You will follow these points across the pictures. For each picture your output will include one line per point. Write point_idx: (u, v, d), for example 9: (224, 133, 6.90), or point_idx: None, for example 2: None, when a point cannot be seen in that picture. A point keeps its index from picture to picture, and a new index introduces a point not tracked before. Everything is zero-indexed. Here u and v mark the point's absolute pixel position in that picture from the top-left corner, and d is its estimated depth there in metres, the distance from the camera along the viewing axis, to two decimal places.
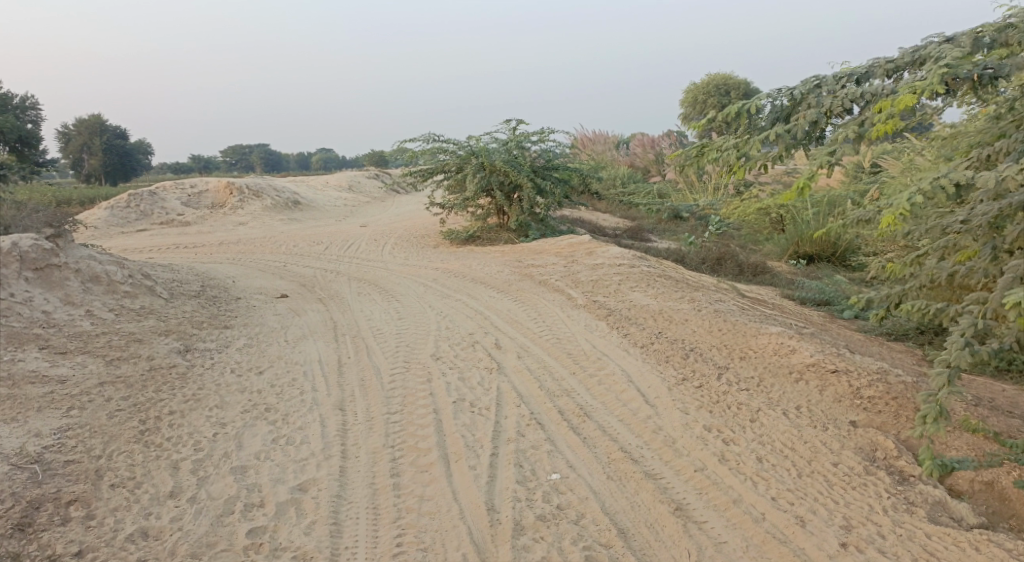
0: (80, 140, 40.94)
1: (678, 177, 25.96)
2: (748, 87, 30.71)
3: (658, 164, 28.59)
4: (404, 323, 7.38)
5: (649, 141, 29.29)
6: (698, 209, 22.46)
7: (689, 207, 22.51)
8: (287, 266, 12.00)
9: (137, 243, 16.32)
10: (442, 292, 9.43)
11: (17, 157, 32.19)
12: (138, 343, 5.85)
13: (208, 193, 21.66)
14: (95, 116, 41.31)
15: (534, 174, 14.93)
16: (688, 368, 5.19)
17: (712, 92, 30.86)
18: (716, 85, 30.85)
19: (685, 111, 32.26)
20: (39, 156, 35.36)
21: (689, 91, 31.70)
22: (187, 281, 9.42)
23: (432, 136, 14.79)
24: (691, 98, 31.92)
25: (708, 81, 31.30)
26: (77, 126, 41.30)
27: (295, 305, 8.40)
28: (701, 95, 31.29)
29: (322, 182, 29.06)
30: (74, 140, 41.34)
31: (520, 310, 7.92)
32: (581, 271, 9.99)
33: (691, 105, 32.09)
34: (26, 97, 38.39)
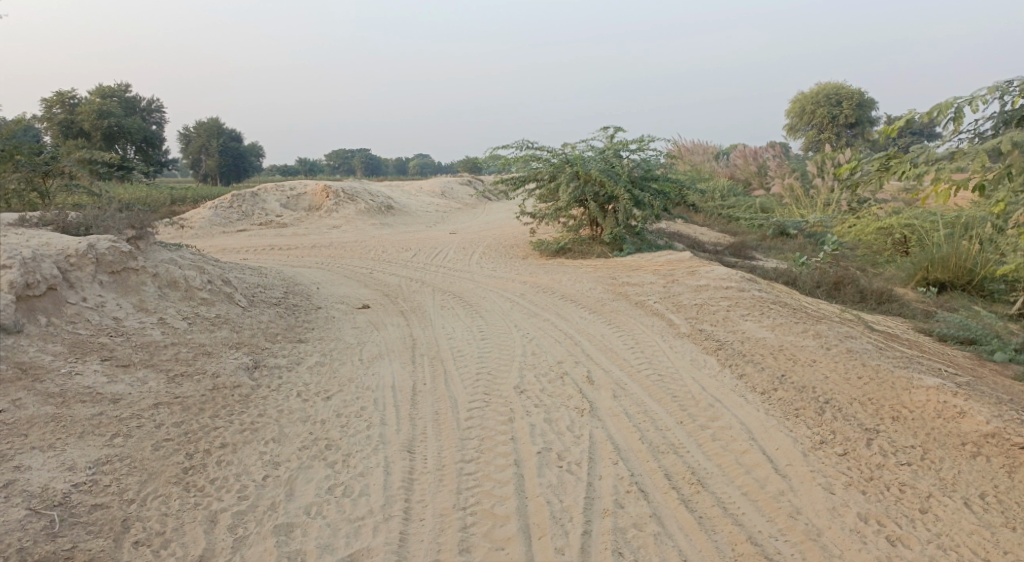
0: (199, 142, 43.30)
1: (784, 191, 24.26)
2: (863, 98, 28.48)
3: (762, 177, 26.90)
4: (488, 346, 6.74)
5: (752, 152, 27.59)
6: (807, 226, 20.81)
7: (797, 224, 20.88)
8: (374, 273, 11.67)
9: (234, 243, 16.59)
10: (530, 310, 8.74)
11: (141, 156, 34.22)
12: (205, 356, 5.48)
13: (306, 195, 22.00)
14: (214, 119, 43.58)
15: (632, 185, 14.06)
16: (826, 428, 4.26)
17: (822, 102, 28.81)
18: (827, 94, 28.77)
19: (791, 121, 30.29)
20: (162, 156, 37.59)
21: (797, 100, 29.72)
22: (269, 287, 9.16)
23: (526, 143, 14.20)
24: (798, 108, 29.98)
25: (818, 90, 29.24)
26: (198, 128, 43.61)
27: (374, 319, 7.92)
28: (810, 105, 29.28)
29: (416, 187, 29.13)
30: (193, 141, 43.71)
31: (615, 336, 7.11)
32: (683, 293, 9.05)
33: (798, 116, 30.09)
34: (152, 101, 40.84)
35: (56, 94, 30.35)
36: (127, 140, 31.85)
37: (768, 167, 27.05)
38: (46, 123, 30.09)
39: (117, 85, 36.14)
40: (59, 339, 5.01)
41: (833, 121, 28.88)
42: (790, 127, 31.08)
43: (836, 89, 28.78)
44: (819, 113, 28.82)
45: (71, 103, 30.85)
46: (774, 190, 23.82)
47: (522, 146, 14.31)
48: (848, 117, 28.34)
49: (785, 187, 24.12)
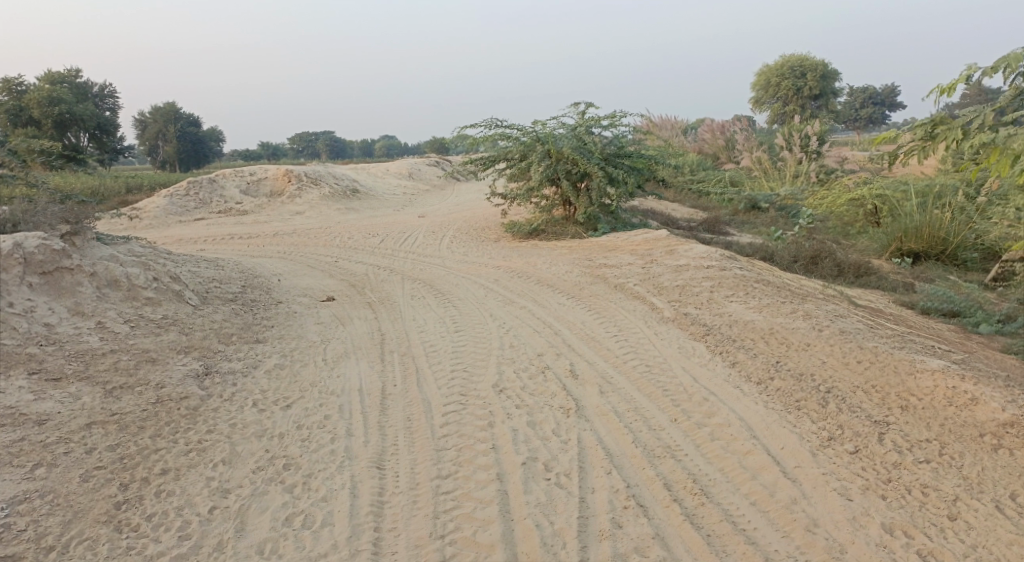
0: (156, 128, 41.79)
1: (754, 164, 24.09)
2: (826, 70, 28.38)
3: (729, 151, 26.72)
4: (462, 339, 6.32)
5: (719, 125, 27.37)
6: (778, 199, 20.66)
7: (768, 197, 20.71)
8: (339, 262, 11.12)
9: (192, 233, 15.83)
10: (505, 297, 8.31)
11: (95, 144, 32.81)
12: (150, 364, 4.96)
13: (267, 180, 21.19)
14: (171, 104, 42.08)
15: (604, 162, 13.66)
16: (833, 423, 3.94)
17: (786, 74, 28.64)
18: (791, 66, 28.60)
19: (756, 94, 30.11)
20: (117, 144, 36.18)
21: (762, 72, 29.51)
22: (226, 280, 8.58)
23: (495, 121, 13.70)
24: (762, 81, 29.80)
25: (782, 63, 29.06)
26: (155, 113, 42.09)
27: (340, 312, 7.43)
28: (774, 78, 29.11)
29: (382, 169, 28.40)
30: (150, 127, 42.18)
31: (596, 323, 6.74)
32: (662, 274, 8.70)
33: (763, 88, 29.91)
34: (105, 86, 39.18)
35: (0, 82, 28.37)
36: (79, 128, 30.56)
37: (736, 140, 26.87)
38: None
39: (66, 69, 34.51)
40: None
41: (797, 93, 28.77)
42: (755, 100, 30.91)
43: (800, 61, 28.63)
44: (784, 85, 28.66)
45: (19, 90, 29.00)
46: (743, 163, 23.62)
47: (491, 124, 13.80)
48: (811, 89, 28.24)
49: (753, 160, 23.94)
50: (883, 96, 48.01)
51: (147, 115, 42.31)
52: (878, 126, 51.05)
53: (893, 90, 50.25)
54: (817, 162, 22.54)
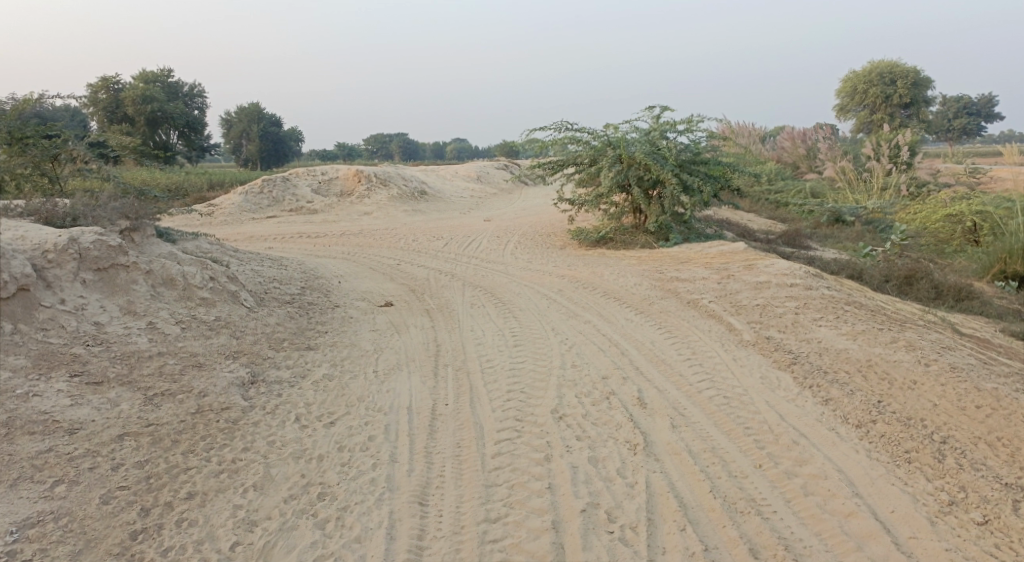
0: (241, 127, 43.32)
1: (838, 175, 22.81)
2: (919, 77, 26.69)
3: (810, 160, 25.45)
4: (521, 356, 5.90)
5: (800, 133, 26.11)
6: (864, 212, 19.43)
7: (853, 209, 19.49)
8: (402, 265, 10.91)
9: (263, 230, 16.03)
10: (569, 309, 7.86)
11: (184, 141, 34.15)
12: (196, 369, 4.75)
13: (338, 180, 21.40)
14: (255, 104, 43.49)
15: (679, 169, 13.02)
16: (954, 483, 3.41)
17: (874, 81, 27.08)
18: (880, 73, 27.03)
19: (841, 102, 28.60)
20: (203, 142, 37.55)
21: (848, 79, 28.00)
22: (286, 281, 8.43)
23: (565, 124, 13.27)
24: (848, 88, 28.29)
25: (870, 69, 27.51)
26: (239, 112, 43.61)
27: (396, 320, 7.12)
28: (861, 85, 27.57)
29: (452, 171, 28.39)
30: (234, 126, 43.67)
31: (668, 344, 6.19)
32: (741, 291, 8.06)
33: (849, 96, 28.37)
34: (195, 86, 40.75)
35: (100, 80, 29.65)
36: (168, 126, 31.83)
37: (818, 149, 25.55)
38: (91, 109, 29.59)
39: (160, 70, 36.16)
40: (25, 351, 4.31)
41: (886, 101, 27.17)
42: (839, 107, 29.38)
43: (890, 67, 27.02)
44: (871, 92, 27.12)
45: (116, 88, 30.27)
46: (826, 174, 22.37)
47: (561, 127, 13.38)
48: (902, 97, 26.60)
49: (837, 170, 22.66)
50: (980, 106, 45.07)
51: (232, 114, 43.79)
52: (973, 137, 47.97)
53: (991, 100, 47.19)
54: (907, 174, 21.13)
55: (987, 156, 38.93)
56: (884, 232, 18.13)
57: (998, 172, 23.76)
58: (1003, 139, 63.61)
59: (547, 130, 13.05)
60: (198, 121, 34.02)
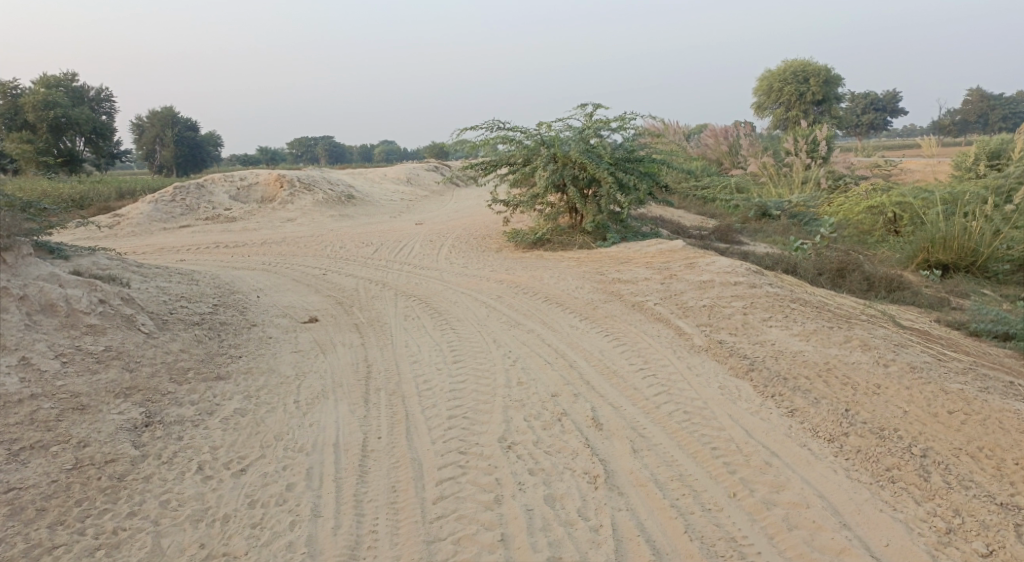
0: (153, 132, 40.99)
1: (762, 170, 23.27)
2: (830, 75, 27.55)
3: (733, 157, 25.84)
4: (461, 374, 5.38)
5: (722, 130, 26.48)
6: (790, 206, 19.81)
7: (779, 204, 19.83)
8: (328, 275, 10.21)
9: (176, 241, 14.93)
10: (509, 318, 7.41)
11: (91, 149, 31.98)
12: (77, 413, 4.03)
13: (258, 185, 20.29)
14: (169, 109, 41.28)
15: (614, 167, 12.75)
16: (946, 506, 3.18)
17: (789, 79, 27.80)
18: (794, 71, 27.76)
19: (759, 100, 29.25)
20: (113, 149, 35.35)
21: (764, 77, 28.66)
22: (196, 299, 7.64)
23: (496, 124, 12.81)
24: (765, 86, 28.98)
25: (785, 68, 28.23)
26: (152, 117, 41.32)
27: (321, 338, 6.47)
28: (776, 83, 28.26)
29: (380, 174, 27.51)
30: (147, 132, 41.28)
31: (617, 353, 5.80)
32: (686, 292, 7.77)
33: (766, 94, 29.04)
34: (102, 90, 38.28)
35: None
36: (73, 133, 29.74)
37: (740, 145, 26.05)
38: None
39: (61, 73, 33.79)
40: None
41: (800, 98, 27.94)
42: (757, 105, 30.06)
43: (803, 66, 27.80)
44: (786, 90, 27.86)
45: (14, 93, 28.20)
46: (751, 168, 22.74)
47: (492, 127, 12.91)
48: (815, 94, 27.40)
49: (761, 166, 23.09)
50: (885, 102, 47.26)
51: (144, 119, 41.41)
52: (881, 131, 50.26)
53: (895, 95, 49.57)
54: (827, 168, 21.68)
55: (894, 149, 40.79)
56: (809, 225, 18.47)
57: (908, 163, 24.76)
58: (906, 132, 67.14)
59: (477, 130, 12.56)
60: (105, 126, 31.60)
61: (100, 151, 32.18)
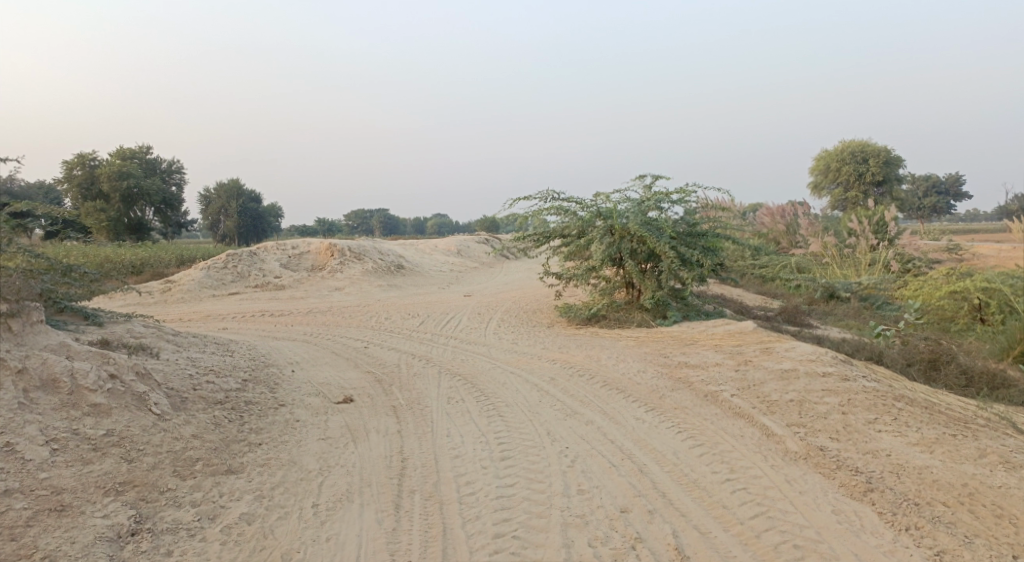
0: (218, 203, 42.07)
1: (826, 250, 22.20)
2: (890, 156, 26.56)
3: (790, 236, 24.80)
4: (511, 476, 4.56)
5: (779, 209, 25.59)
6: (860, 288, 18.63)
7: (847, 285, 18.68)
8: (370, 349, 9.60)
9: (223, 308, 14.71)
10: (565, 405, 6.58)
11: (160, 218, 33.01)
12: (52, 516, 3.40)
13: (309, 254, 20.23)
14: (235, 180, 42.64)
15: (676, 242, 12.02)
16: None
17: (846, 159, 26.90)
18: (851, 151, 26.89)
19: (816, 179, 28.32)
20: (180, 217, 36.47)
21: (821, 157, 27.83)
22: (225, 373, 7.05)
23: (551, 194, 12.32)
24: (822, 165, 28.08)
25: (842, 148, 27.38)
26: (218, 190, 42.59)
27: (353, 423, 5.74)
28: (833, 163, 27.38)
29: (431, 245, 27.36)
30: (214, 202, 42.56)
31: (694, 455, 4.91)
32: (767, 382, 6.85)
33: (823, 173, 28.13)
34: (174, 162, 39.71)
35: (75, 156, 28.40)
36: (143, 202, 30.74)
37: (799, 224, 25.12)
38: (65, 185, 28.58)
39: (137, 146, 35.29)
40: None
41: (859, 179, 26.93)
42: (814, 185, 29.10)
43: (861, 146, 26.93)
44: (844, 170, 26.91)
45: (92, 165, 28.99)
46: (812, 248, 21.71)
47: (546, 198, 12.42)
48: (874, 174, 26.37)
49: (823, 245, 22.06)
50: (948, 184, 45.72)
51: (212, 189, 42.85)
52: (944, 213, 48.38)
53: (958, 177, 47.92)
54: (895, 249, 20.47)
55: (960, 233, 38.98)
56: (882, 310, 17.21)
57: (983, 248, 23.34)
58: (968, 215, 64.74)
59: (531, 200, 12.08)
60: (175, 196, 32.69)
61: (168, 221, 33.15)
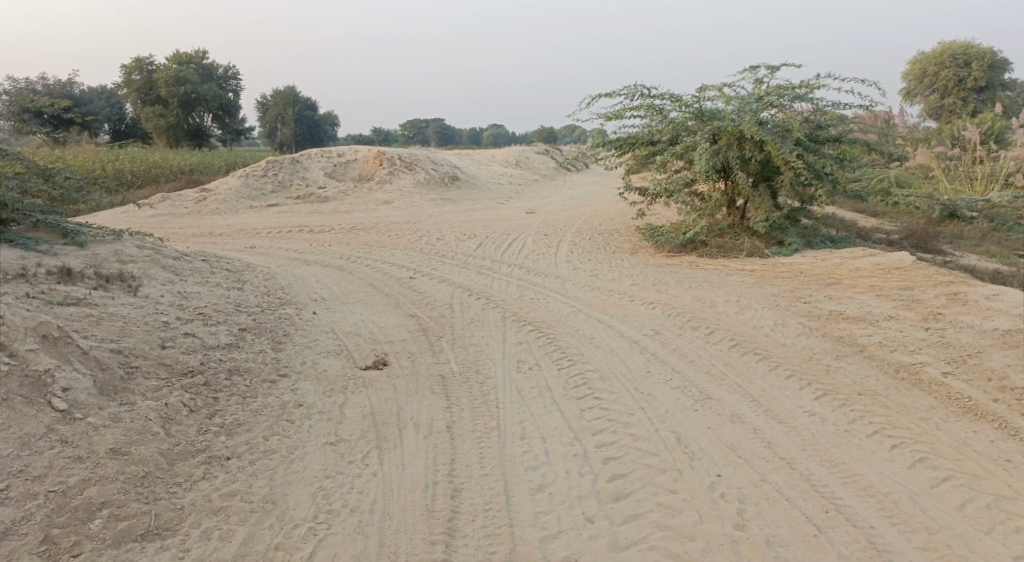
0: (275, 111, 40.53)
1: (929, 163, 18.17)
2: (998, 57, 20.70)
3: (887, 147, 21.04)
4: (638, 547, 2.67)
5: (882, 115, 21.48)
6: (983, 207, 15.15)
7: (970, 202, 15.30)
8: (415, 280, 7.67)
9: (259, 221, 13.06)
10: (689, 381, 4.53)
11: (218, 125, 31.54)
12: None
13: (355, 163, 18.25)
14: (290, 86, 40.77)
15: (801, 149, 9.42)
16: None
17: (944, 62, 21.07)
18: (951, 52, 20.98)
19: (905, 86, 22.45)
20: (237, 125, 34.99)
21: (912, 59, 21.88)
22: (217, 317, 5.21)
23: (639, 89, 9.86)
24: (913, 70, 22.15)
25: (940, 49, 21.53)
26: (275, 97, 40.95)
27: (382, 411, 3.85)
28: (928, 66, 21.52)
29: (489, 155, 25.10)
30: (270, 109, 40.91)
31: (949, 505, 2.92)
32: (989, 356, 4.64)
33: (915, 78, 22.25)
34: (229, 67, 37.73)
35: (132, 60, 26.94)
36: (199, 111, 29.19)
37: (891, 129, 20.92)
38: (125, 90, 27.45)
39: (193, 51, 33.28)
40: None
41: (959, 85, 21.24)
42: (904, 92, 23.25)
43: (964, 45, 20.99)
44: (941, 76, 21.08)
45: (150, 69, 27.49)
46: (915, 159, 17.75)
47: (632, 93, 9.96)
48: (978, 80, 20.65)
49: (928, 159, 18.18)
50: None
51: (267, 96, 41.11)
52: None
53: None
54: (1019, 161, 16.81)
55: None
56: (1014, 232, 14.15)
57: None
58: None
59: (615, 95, 9.65)
60: (232, 103, 31.01)
61: (225, 127, 31.59)
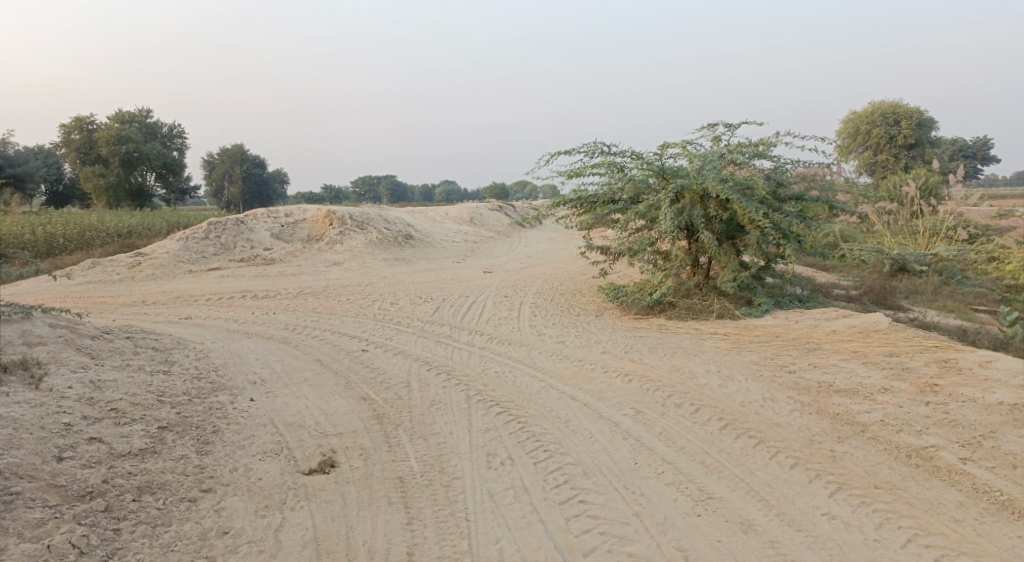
0: (223, 169, 39.64)
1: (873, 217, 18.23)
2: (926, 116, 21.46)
3: None
4: None
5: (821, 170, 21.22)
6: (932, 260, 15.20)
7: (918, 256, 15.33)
8: (367, 353, 7.00)
9: (199, 287, 12.22)
10: (684, 474, 3.99)
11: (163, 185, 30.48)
12: None
13: (304, 223, 17.56)
14: (238, 144, 40.02)
15: (766, 206, 9.23)
16: None
17: (875, 121, 21.78)
18: (881, 111, 21.71)
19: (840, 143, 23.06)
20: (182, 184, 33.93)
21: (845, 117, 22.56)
22: (133, 412, 4.45)
23: (599, 147, 9.59)
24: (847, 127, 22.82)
25: (870, 108, 22.28)
26: (222, 155, 40.09)
27: (326, 539, 3.20)
28: (860, 125, 22.22)
29: (443, 212, 24.71)
30: (217, 168, 39.98)
31: None
32: (1004, 436, 4.25)
33: (849, 135, 22.89)
34: (175, 126, 36.84)
35: (72, 119, 25.95)
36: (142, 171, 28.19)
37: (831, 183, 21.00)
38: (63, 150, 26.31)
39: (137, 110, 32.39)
40: None
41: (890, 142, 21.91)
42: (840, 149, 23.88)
43: (893, 105, 21.74)
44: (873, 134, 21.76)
45: (90, 128, 26.58)
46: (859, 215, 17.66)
47: (593, 151, 9.68)
48: (908, 138, 21.34)
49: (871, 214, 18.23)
50: (979, 149, 42.67)
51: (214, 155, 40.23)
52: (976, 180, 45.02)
53: (987, 143, 44.92)
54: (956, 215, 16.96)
55: (999, 193, 35.60)
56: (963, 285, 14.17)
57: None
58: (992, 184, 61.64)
59: (575, 153, 9.35)
60: (177, 162, 30.09)
61: (169, 187, 30.51)
